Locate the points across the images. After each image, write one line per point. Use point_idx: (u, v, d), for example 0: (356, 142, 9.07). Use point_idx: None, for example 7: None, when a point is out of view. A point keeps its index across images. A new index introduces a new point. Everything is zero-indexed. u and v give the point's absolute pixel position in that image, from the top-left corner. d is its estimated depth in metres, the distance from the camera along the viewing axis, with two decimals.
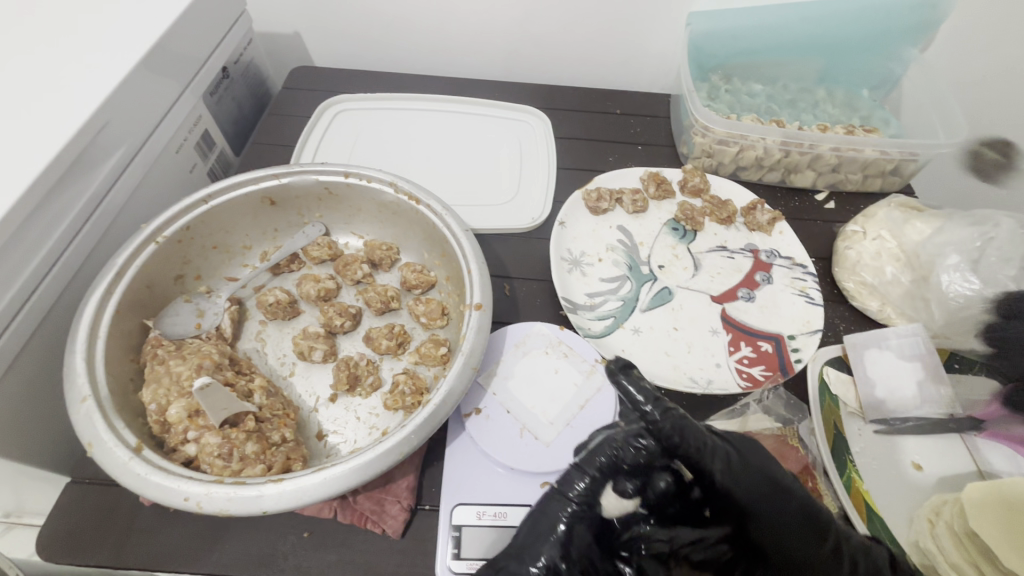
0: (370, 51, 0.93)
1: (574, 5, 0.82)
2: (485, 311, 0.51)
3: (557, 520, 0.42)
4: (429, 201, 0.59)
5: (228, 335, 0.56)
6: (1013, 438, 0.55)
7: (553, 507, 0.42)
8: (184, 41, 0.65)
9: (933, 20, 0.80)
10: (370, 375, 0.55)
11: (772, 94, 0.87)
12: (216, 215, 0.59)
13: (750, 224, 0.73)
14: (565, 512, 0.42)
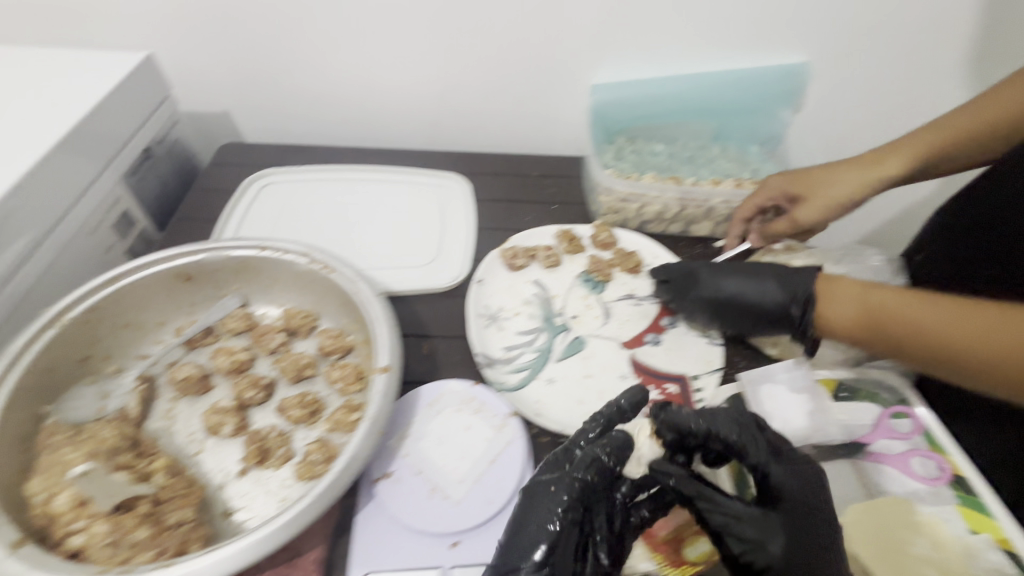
0: (298, 126, 0.98)
1: (485, 82, 0.90)
2: (392, 374, 0.53)
3: (546, 521, 0.47)
4: (342, 269, 0.62)
5: (134, 415, 0.55)
6: (895, 459, 0.60)
7: (540, 510, 0.48)
8: (101, 128, 0.68)
9: (799, 86, 0.91)
10: (281, 446, 0.55)
11: (672, 153, 0.94)
12: (127, 295, 0.60)
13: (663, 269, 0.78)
14: (552, 518, 0.47)
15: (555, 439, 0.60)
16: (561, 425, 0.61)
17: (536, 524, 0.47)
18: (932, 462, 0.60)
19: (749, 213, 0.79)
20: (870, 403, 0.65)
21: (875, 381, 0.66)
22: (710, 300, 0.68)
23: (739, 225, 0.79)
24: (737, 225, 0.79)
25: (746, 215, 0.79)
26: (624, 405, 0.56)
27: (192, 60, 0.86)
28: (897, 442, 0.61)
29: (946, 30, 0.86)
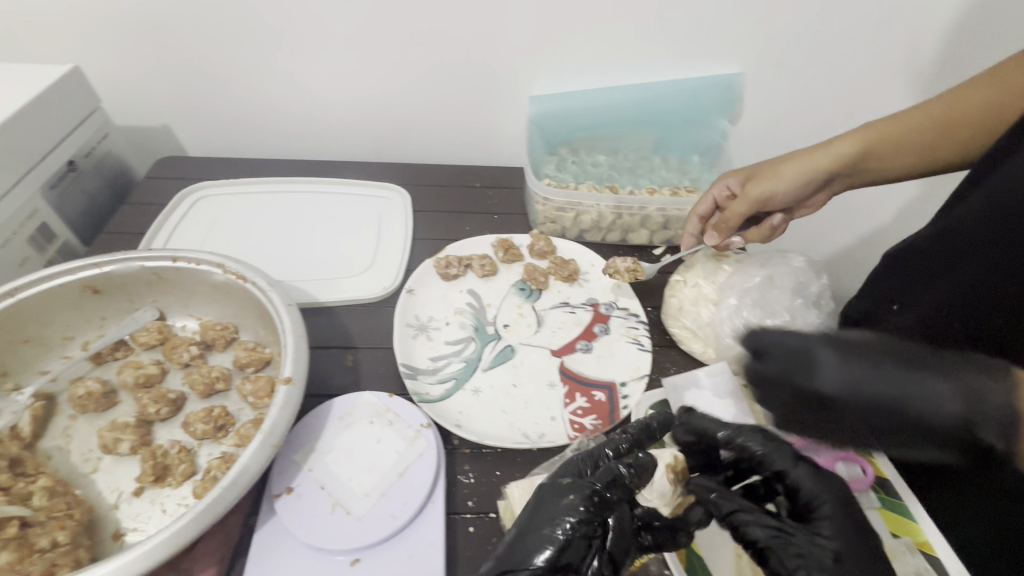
0: (240, 140, 0.97)
1: (425, 95, 0.91)
2: (296, 385, 0.51)
3: (557, 523, 0.42)
4: (256, 278, 0.60)
5: (26, 434, 0.53)
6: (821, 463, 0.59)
7: (554, 509, 0.43)
8: (16, 141, 0.66)
9: (734, 97, 0.93)
10: (181, 463, 0.53)
11: (614, 164, 0.96)
12: (26, 309, 0.57)
13: (609, 267, 0.77)
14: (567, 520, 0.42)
15: (475, 451, 0.58)
16: (481, 435, 0.59)
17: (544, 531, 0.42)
18: (857, 465, 0.58)
19: (703, 211, 0.75)
20: None
21: None
22: (814, 399, 0.43)
23: (694, 223, 0.75)
24: (692, 223, 0.75)
25: (700, 212, 0.75)
26: (652, 423, 0.53)
27: (124, 73, 0.85)
28: None
29: (874, 42, 0.88)
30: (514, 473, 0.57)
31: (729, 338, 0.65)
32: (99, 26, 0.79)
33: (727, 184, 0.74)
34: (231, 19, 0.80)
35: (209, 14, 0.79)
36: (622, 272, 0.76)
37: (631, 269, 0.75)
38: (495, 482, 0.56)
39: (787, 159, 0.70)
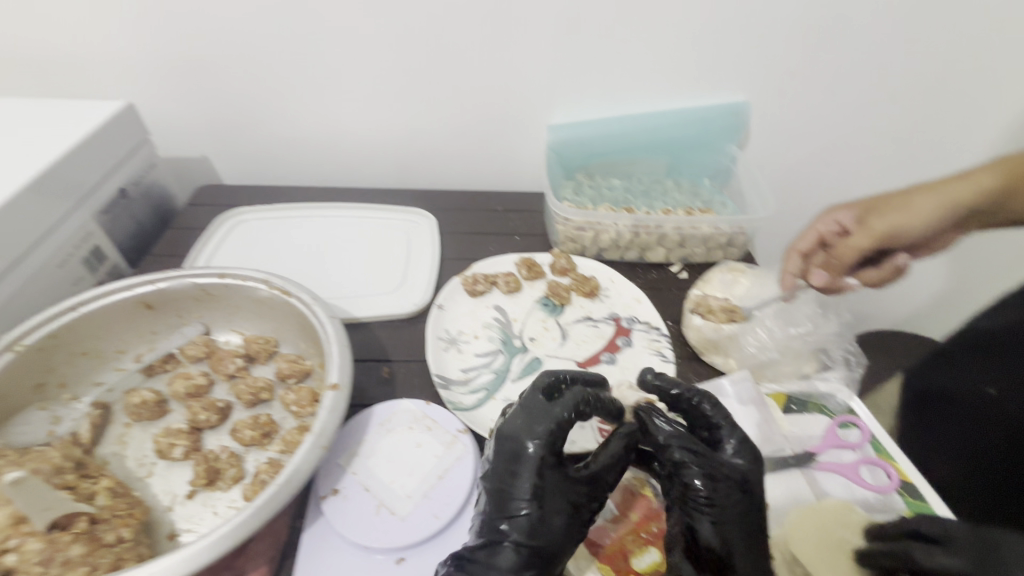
0: (276, 171, 1.03)
1: (450, 125, 0.96)
2: (341, 391, 0.54)
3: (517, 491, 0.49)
4: (299, 293, 0.64)
5: (85, 439, 0.56)
6: (846, 468, 0.60)
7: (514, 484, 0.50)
8: (76, 169, 0.72)
9: (743, 123, 0.98)
10: (231, 467, 0.55)
11: (629, 188, 1.02)
12: (87, 322, 0.61)
13: (700, 307, 0.73)
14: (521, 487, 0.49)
15: None
16: None
17: (547, 502, 0.49)
18: (881, 470, 0.61)
19: (807, 246, 0.72)
20: (820, 414, 0.66)
21: (823, 393, 0.67)
22: None
23: (795, 260, 0.73)
24: (793, 259, 0.73)
25: (803, 248, 0.72)
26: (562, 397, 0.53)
27: (170, 108, 0.91)
28: (846, 451, 0.63)
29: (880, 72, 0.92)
30: None
31: (749, 347, 0.69)
32: (148, 66, 0.85)
33: (837, 219, 0.71)
34: (270, 58, 0.86)
35: (250, 54, 0.85)
36: (715, 312, 0.72)
37: (727, 309, 0.72)
38: None
39: (913, 198, 0.67)
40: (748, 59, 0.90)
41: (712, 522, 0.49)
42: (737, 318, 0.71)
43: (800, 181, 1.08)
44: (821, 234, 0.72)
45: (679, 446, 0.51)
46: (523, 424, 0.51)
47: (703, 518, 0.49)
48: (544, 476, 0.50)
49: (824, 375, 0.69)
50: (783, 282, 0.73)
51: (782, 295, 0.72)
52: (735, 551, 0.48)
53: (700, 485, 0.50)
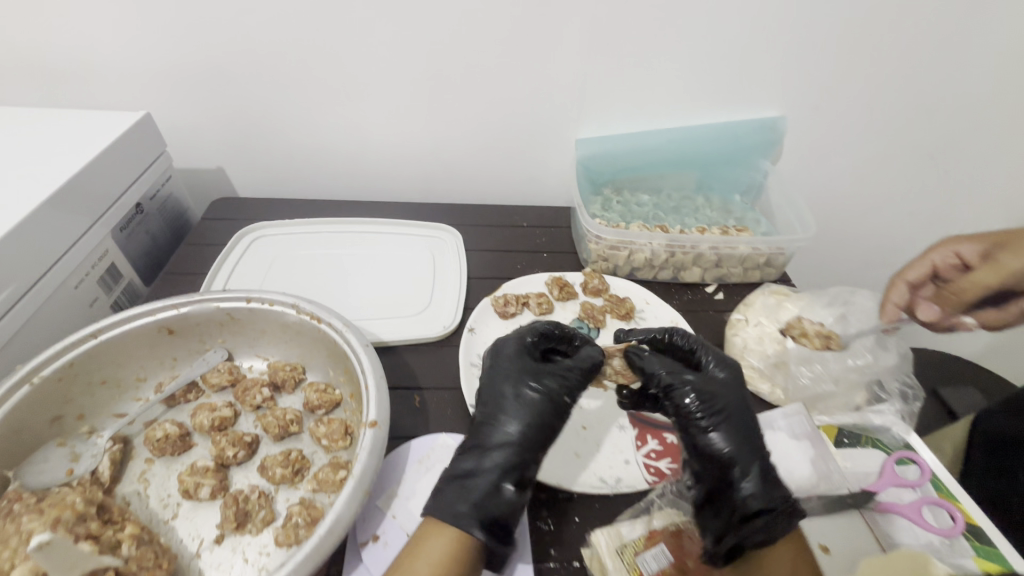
0: (294, 184, 1.00)
1: (475, 140, 0.93)
2: (381, 429, 0.51)
3: (498, 389, 0.58)
4: (331, 320, 0.61)
5: (106, 478, 0.52)
6: (907, 509, 0.58)
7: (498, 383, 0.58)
8: (96, 181, 0.68)
9: (777, 138, 0.95)
10: (261, 509, 0.52)
11: (658, 204, 0.99)
12: (107, 350, 0.58)
13: (794, 328, 0.70)
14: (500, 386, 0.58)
15: (551, 496, 0.58)
16: (558, 479, 0.59)
17: (526, 399, 0.56)
18: (944, 511, 0.58)
19: (918, 275, 0.69)
20: (874, 449, 0.63)
21: (877, 427, 0.65)
22: None
23: (900, 289, 0.69)
24: (899, 289, 0.69)
25: (912, 277, 0.69)
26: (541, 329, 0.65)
27: (184, 119, 0.87)
28: (906, 490, 0.60)
29: (922, 89, 0.89)
30: (593, 519, 0.56)
31: (803, 378, 0.66)
32: (163, 75, 0.81)
33: (957, 251, 0.68)
34: (292, 70, 0.82)
35: (270, 65, 0.81)
36: (811, 336, 0.68)
37: (823, 334, 0.68)
38: (574, 528, 0.55)
39: None
40: (787, 73, 0.87)
41: (708, 431, 0.56)
42: (834, 345, 0.68)
43: (831, 198, 1.05)
44: (935, 264, 0.69)
45: (664, 372, 0.60)
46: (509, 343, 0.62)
47: (699, 429, 0.57)
48: (522, 380, 0.58)
49: (877, 408, 0.66)
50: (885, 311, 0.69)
51: (882, 323, 0.67)
52: (734, 451, 0.54)
53: (690, 402, 0.58)
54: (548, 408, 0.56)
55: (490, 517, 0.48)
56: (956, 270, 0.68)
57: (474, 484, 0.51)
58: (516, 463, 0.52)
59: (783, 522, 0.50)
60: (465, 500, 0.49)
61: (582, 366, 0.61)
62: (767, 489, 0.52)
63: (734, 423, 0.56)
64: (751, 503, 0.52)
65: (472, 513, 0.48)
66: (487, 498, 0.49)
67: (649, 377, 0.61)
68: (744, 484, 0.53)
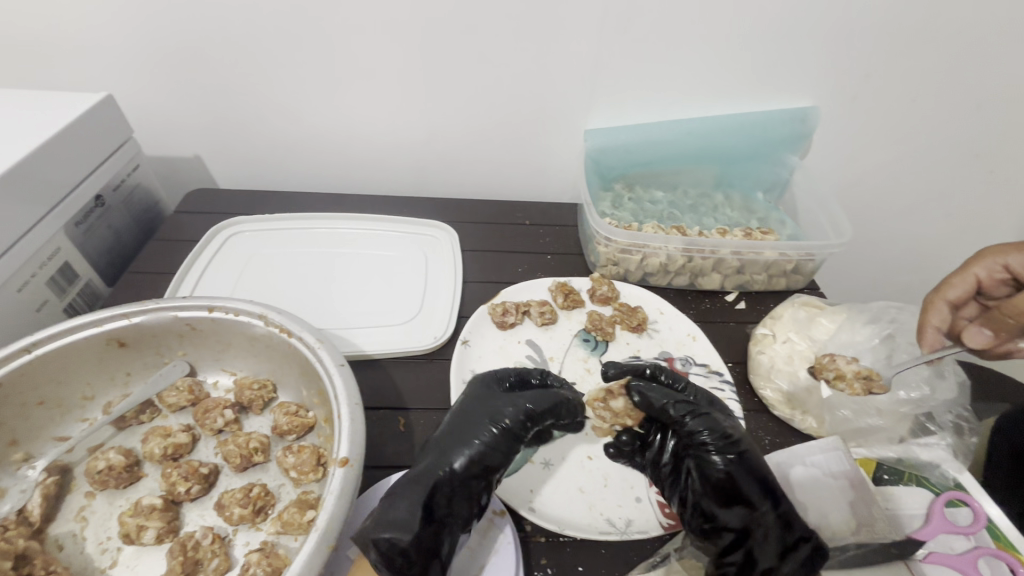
0: (277, 175, 0.91)
1: (475, 129, 0.84)
2: (353, 467, 0.44)
3: (466, 418, 0.51)
4: (303, 334, 0.53)
5: (36, 518, 0.46)
6: (960, 561, 0.50)
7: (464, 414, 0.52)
8: (48, 168, 0.60)
9: (807, 131, 0.86)
10: (214, 557, 0.46)
11: (673, 201, 0.91)
12: (46, 366, 0.51)
13: (828, 366, 0.61)
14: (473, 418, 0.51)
15: (552, 541, 0.51)
16: (562, 523, 0.52)
17: (477, 428, 0.50)
18: (1004, 563, 0.51)
19: (960, 294, 0.60)
20: (919, 487, 0.56)
21: (924, 462, 0.57)
22: None
23: (941, 310, 0.60)
24: (939, 310, 0.60)
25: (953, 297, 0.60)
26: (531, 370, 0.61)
27: (151, 101, 0.78)
28: (958, 538, 0.52)
29: (976, 76, 0.79)
30: (599, 570, 0.49)
31: (843, 410, 0.59)
32: (125, 50, 0.72)
33: (1004, 262, 0.58)
34: (269, 50, 0.73)
35: (246, 42, 0.72)
36: (849, 379, 0.60)
37: (862, 377, 0.60)
38: None
39: None
40: (824, 57, 0.78)
41: (725, 461, 0.48)
42: (875, 389, 0.59)
43: (862, 198, 0.96)
44: (978, 280, 0.59)
45: (673, 402, 0.53)
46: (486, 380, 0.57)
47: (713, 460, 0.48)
48: (479, 406, 0.52)
49: (922, 440, 0.59)
50: (924, 338, 0.59)
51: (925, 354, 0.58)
52: (749, 482, 0.47)
53: (707, 434, 0.50)
54: (498, 440, 0.49)
55: (398, 547, 0.42)
56: (1004, 283, 0.59)
57: (401, 510, 0.44)
58: (450, 492, 0.46)
59: (806, 563, 0.46)
60: (381, 524, 0.43)
61: (544, 398, 0.54)
62: (785, 524, 0.46)
63: (748, 454, 0.48)
64: (771, 545, 0.46)
65: (384, 541, 0.42)
66: (408, 529, 0.42)
67: (656, 410, 0.54)
68: (761, 522, 0.46)
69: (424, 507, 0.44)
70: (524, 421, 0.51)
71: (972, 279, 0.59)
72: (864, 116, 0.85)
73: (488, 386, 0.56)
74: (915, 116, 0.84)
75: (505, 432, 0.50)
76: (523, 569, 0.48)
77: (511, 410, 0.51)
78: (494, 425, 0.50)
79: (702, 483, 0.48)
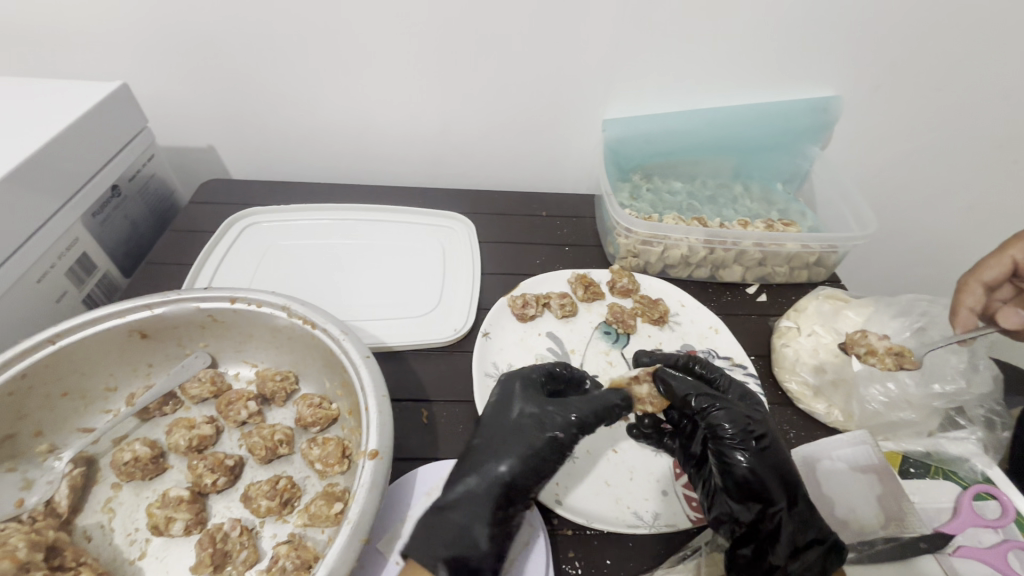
0: (291, 166, 0.91)
1: (492, 119, 0.83)
2: (382, 460, 0.43)
3: (513, 429, 0.51)
4: (327, 325, 0.52)
5: (63, 509, 0.46)
6: (990, 554, 0.49)
7: (509, 423, 0.51)
8: (65, 158, 0.59)
9: (829, 121, 0.84)
10: (243, 549, 0.45)
11: (691, 192, 0.90)
12: (69, 357, 0.50)
13: (858, 343, 0.61)
14: (523, 428, 0.51)
15: (580, 534, 0.50)
16: (589, 516, 0.51)
17: (522, 435, 0.50)
18: None
19: (996, 276, 0.61)
20: (947, 481, 0.55)
21: (952, 456, 0.57)
22: None
23: (975, 292, 0.61)
24: (972, 291, 0.61)
25: (988, 279, 0.61)
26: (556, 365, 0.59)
27: (165, 90, 0.77)
28: (986, 531, 0.52)
29: (1005, 65, 0.77)
30: (626, 564, 0.49)
31: (874, 403, 0.58)
32: (138, 39, 0.71)
33: None
34: (284, 39, 0.72)
35: (260, 30, 0.71)
36: (881, 355, 0.60)
37: (893, 353, 0.60)
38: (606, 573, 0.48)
39: None
40: (849, 45, 0.76)
41: (749, 458, 0.48)
42: (906, 365, 0.59)
43: (882, 189, 0.95)
44: (1016, 262, 0.61)
45: (695, 394, 0.54)
46: (512, 379, 0.56)
47: (735, 454, 0.49)
48: (521, 411, 0.52)
49: (951, 434, 0.58)
50: (957, 319, 0.61)
51: (956, 332, 0.60)
52: (773, 479, 0.48)
53: (728, 428, 0.50)
54: (546, 447, 0.49)
55: (470, 564, 0.44)
56: None
57: (463, 524, 0.45)
58: (508, 502, 0.47)
59: (832, 562, 0.46)
60: (443, 542, 0.44)
61: (589, 404, 0.53)
62: (811, 520, 0.47)
63: (771, 451, 0.49)
64: (799, 543, 0.46)
65: (451, 559, 0.43)
66: (475, 547, 0.44)
67: (680, 402, 0.54)
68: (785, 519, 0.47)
69: (490, 526, 0.45)
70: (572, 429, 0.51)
71: (1008, 261, 0.61)
72: (888, 106, 0.83)
73: (525, 385, 0.55)
74: (940, 106, 0.83)
75: (554, 440, 0.50)
76: (552, 563, 0.48)
77: (558, 417, 0.51)
78: (540, 431, 0.50)
79: (725, 480, 0.49)
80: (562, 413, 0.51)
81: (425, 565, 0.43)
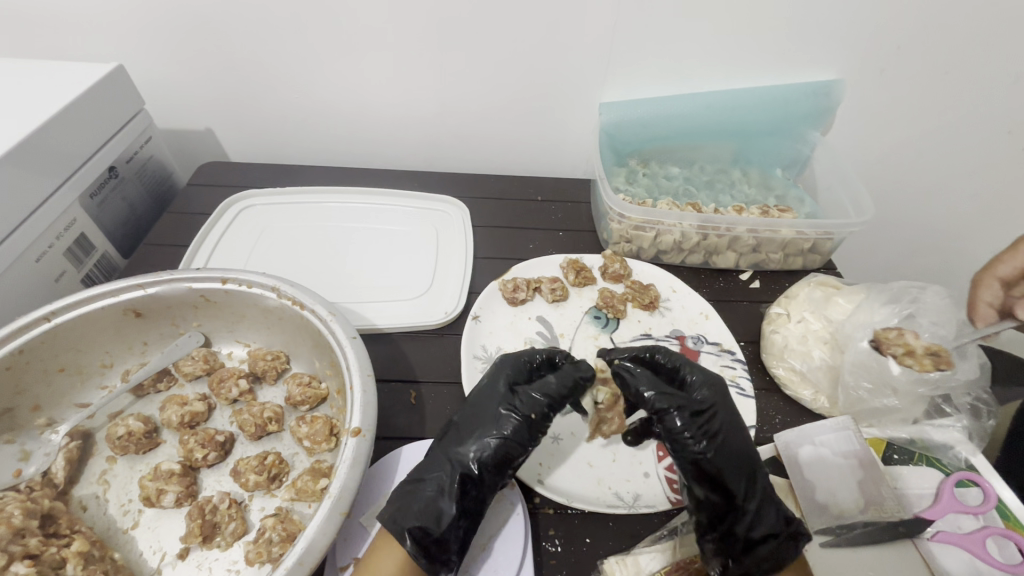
0: (288, 148, 0.91)
1: (487, 102, 0.82)
2: (365, 438, 0.44)
3: (491, 410, 0.50)
4: (314, 306, 0.53)
5: (60, 481, 0.48)
6: (968, 539, 0.50)
7: (489, 408, 0.50)
8: (60, 139, 0.60)
9: (830, 105, 0.83)
10: (231, 521, 0.47)
11: (689, 177, 0.89)
12: (64, 334, 0.52)
13: (892, 342, 0.57)
14: (501, 413, 0.49)
15: (560, 512, 0.51)
16: (569, 495, 0.52)
17: (493, 417, 0.49)
18: (1012, 544, 0.50)
19: (1013, 269, 0.62)
20: (929, 468, 0.55)
21: (937, 443, 0.57)
22: None
23: (992, 287, 0.63)
24: (990, 287, 0.63)
25: (1004, 273, 0.62)
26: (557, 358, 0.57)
27: (161, 71, 0.77)
28: (966, 517, 0.52)
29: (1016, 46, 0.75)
30: (606, 542, 0.50)
31: (858, 390, 0.58)
32: (130, 18, 0.71)
33: None
34: (276, 20, 0.71)
35: (255, 12, 0.70)
36: (918, 356, 0.56)
37: (931, 353, 0.56)
38: (585, 551, 0.49)
39: None
40: (853, 27, 0.74)
41: (696, 455, 0.47)
42: (943, 366, 0.55)
43: (883, 175, 0.94)
44: None
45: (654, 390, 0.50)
46: (497, 370, 0.54)
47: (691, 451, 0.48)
48: (497, 393, 0.51)
49: (938, 422, 0.58)
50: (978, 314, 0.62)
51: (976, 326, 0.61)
52: (726, 469, 0.47)
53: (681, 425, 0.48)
54: (518, 429, 0.48)
55: (432, 537, 0.43)
56: None
57: (431, 500, 0.45)
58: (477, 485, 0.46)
59: (787, 549, 0.45)
60: (413, 513, 0.44)
61: (564, 380, 0.52)
62: (766, 512, 0.46)
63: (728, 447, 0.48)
64: (756, 534, 0.45)
65: (416, 530, 0.43)
66: (438, 520, 0.44)
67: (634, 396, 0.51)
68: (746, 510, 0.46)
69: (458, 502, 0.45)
70: (546, 410, 0.50)
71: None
72: (892, 91, 0.82)
73: (511, 369, 0.53)
74: (948, 89, 0.81)
75: (525, 421, 0.49)
76: (532, 541, 0.49)
77: (530, 400, 0.50)
78: (509, 413, 0.49)
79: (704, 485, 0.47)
80: (534, 396, 0.50)
81: (393, 533, 0.43)
